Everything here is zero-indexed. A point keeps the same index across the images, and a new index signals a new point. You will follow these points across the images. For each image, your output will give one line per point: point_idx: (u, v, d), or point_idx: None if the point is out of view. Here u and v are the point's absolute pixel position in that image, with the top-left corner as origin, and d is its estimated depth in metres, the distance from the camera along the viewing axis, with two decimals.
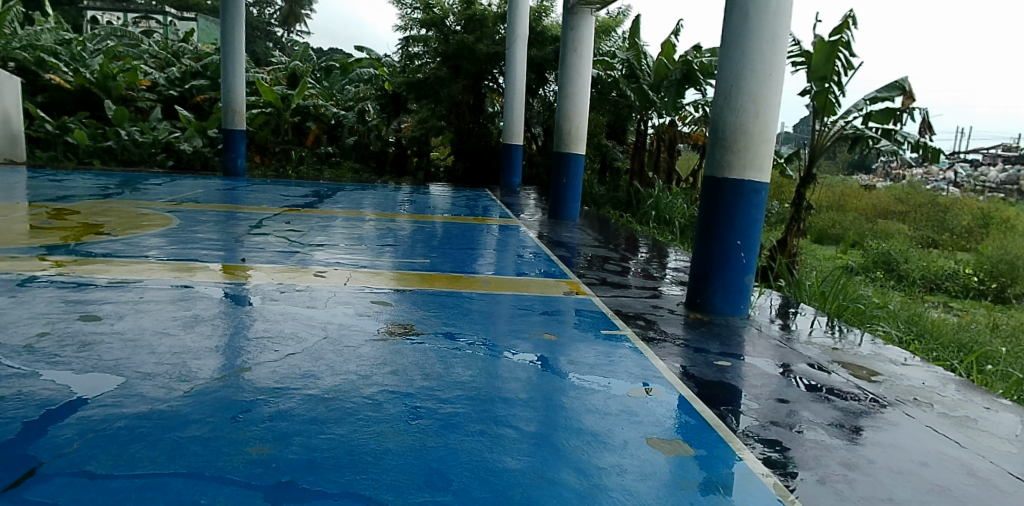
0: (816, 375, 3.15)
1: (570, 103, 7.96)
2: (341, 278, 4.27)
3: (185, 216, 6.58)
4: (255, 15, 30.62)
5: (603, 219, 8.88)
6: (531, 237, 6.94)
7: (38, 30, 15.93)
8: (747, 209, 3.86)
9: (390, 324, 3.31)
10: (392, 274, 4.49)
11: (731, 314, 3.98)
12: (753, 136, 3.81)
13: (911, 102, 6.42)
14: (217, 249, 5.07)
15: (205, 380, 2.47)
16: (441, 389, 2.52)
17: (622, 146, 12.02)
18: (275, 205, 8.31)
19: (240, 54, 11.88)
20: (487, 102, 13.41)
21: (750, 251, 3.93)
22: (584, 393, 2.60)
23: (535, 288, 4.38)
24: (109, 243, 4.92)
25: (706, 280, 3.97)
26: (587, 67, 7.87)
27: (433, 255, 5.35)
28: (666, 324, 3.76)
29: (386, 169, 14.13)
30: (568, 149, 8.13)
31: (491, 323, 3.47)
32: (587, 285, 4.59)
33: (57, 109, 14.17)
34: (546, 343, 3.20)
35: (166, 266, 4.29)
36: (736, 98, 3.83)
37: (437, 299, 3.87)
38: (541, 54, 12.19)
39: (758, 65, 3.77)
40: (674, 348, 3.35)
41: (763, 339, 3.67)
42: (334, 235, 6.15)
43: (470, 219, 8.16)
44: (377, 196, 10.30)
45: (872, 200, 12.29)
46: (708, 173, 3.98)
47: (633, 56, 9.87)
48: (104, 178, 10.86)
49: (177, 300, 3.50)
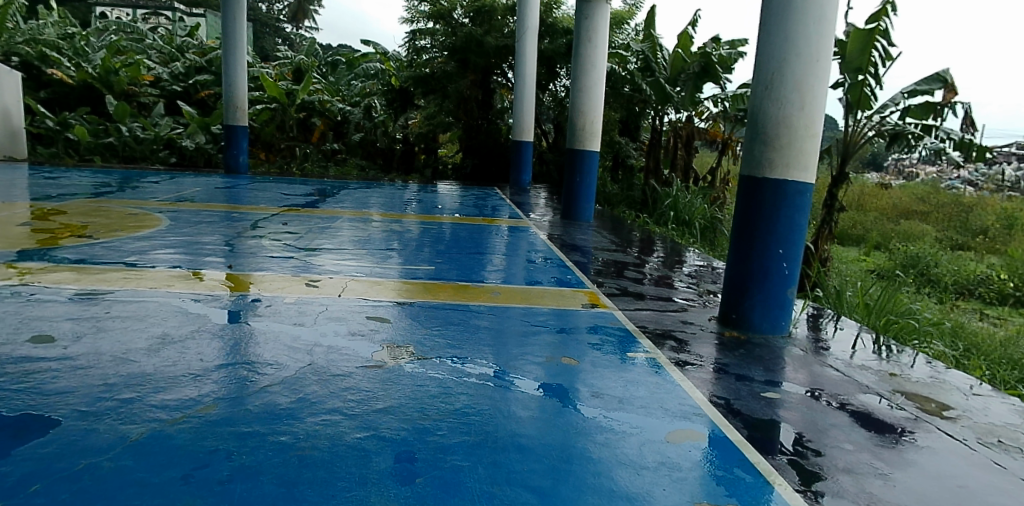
0: (880, 411, 2.72)
1: (584, 97, 7.50)
2: (336, 288, 3.86)
3: (177, 217, 6.19)
4: (264, 12, 30.37)
5: (618, 220, 8.45)
6: (543, 240, 6.51)
7: (40, 24, 15.61)
8: (790, 213, 3.43)
9: (386, 346, 2.89)
10: (393, 283, 4.08)
11: (771, 333, 3.54)
12: (797, 131, 3.37)
13: (953, 96, 5.93)
14: (205, 254, 4.67)
15: (158, 423, 2.08)
16: (443, 433, 2.12)
17: (635, 143, 11.60)
18: (275, 204, 7.91)
19: (242, 48, 11.52)
20: (496, 97, 13.01)
21: (793, 261, 3.50)
22: (614, 438, 2.20)
23: (550, 301, 3.95)
24: (87, 248, 4.54)
25: (743, 293, 3.54)
26: (602, 58, 7.42)
27: (438, 261, 4.92)
28: (698, 345, 3.34)
29: (393, 166, 13.60)
30: (582, 145, 7.66)
31: (501, 344, 3.05)
32: (608, 296, 4.15)
33: (60, 104, 13.86)
34: (565, 370, 2.78)
35: (144, 275, 3.90)
36: (778, 88, 3.38)
37: (441, 314, 3.45)
38: (552, 47, 11.75)
39: (804, 50, 3.32)
40: (712, 375, 2.92)
41: (810, 363, 3.25)
42: (335, 238, 5.75)
43: (479, 220, 7.76)
44: (383, 194, 9.90)
45: (893, 200, 11.78)
46: (745, 171, 3.54)
47: (649, 48, 9.40)
48: (101, 175, 10.51)
49: (147, 316, 3.10)
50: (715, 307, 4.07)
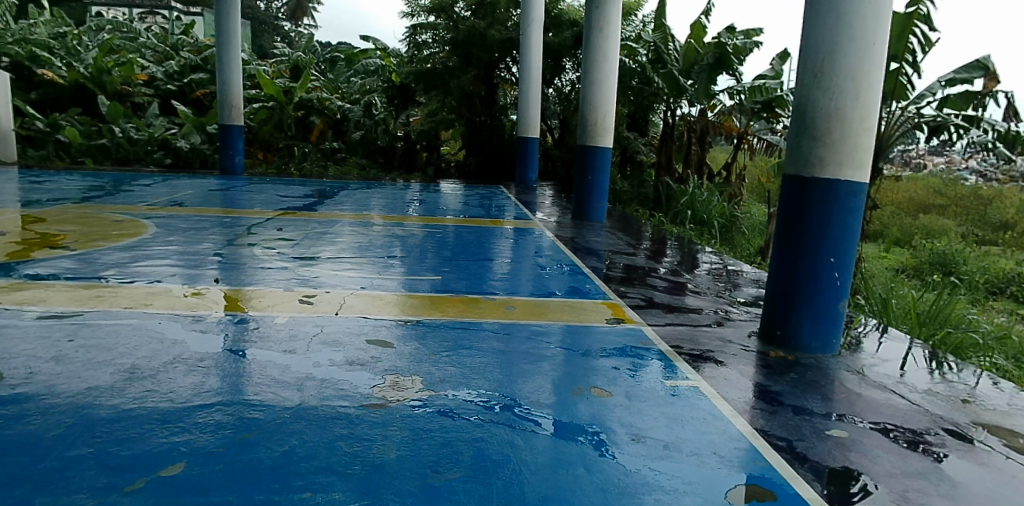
0: (965, 450, 2.33)
1: (596, 90, 7.09)
2: (333, 305, 3.47)
3: (164, 224, 5.81)
4: (262, 10, 29.96)
5: (631, 219, 8.05)
6: (553, 243, 6.13)
7: (31, 24, 15.22)
8: (842, 217, 3.07)
9: (391, 378, 2.50)
10: (397, 298, 3.69)
11: (821, 352, 3.19)
12: (851, 124, 2.98)
13: (995, 85, 5.53)
14: (192, 265, 4.30)
15: (108, 491, 1.69)
16: (459, 499, 1.73)
17: (644, 138, 11.20)
18: (271, 208, 7.52)
19: (237, 45, 11.11)
20: (499, 92, 12.58)
21: (845, 270, 3.13)
22: (666, 499, 1.81)
23: (571, 316, 3.55)
24: (62, 262, 4.15)
25: (790, 308, 3.18)
26: (614, 48, 7.00)
27: (444, 270, 4.54)
28: (742, 368, 2.96)
29: (394, 164, 13.29)
30: (594, 141, 7.25)
31: (522, 373, 2.66)
32: (633, 309, 3.76)
33: (51, 106, 13.49)
34: (597, 404, 2.40)
35: (121, 291, 3.53)
36: (829, 75, 2.99)
37: (451, 335, 3.06)
38: (558, 40, 11.35)
39: (859, 32, 2.93)
40: (765, 406, 2.54)
41: (872, 390, 2.85)
42: (333, 244, 5.37)
43: (486, 221, 7.38)
44: (384, 195, 9.52)
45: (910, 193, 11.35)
46: (790, 170, 3.17)
47: (660, 39, 9.02)
48: (92, 178, 10.13)
49: (115, 344, 2.73)
50: (753, 322, 3.68)
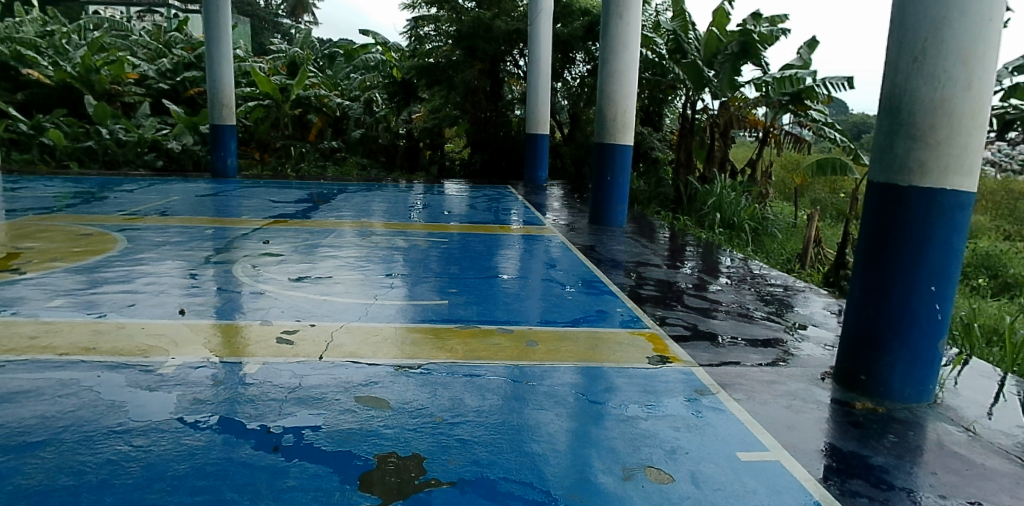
0: None
1: (615, 83, 6.47)
2: (318, 345, 2.88)
3: (139, 237, 5.23)
4: (262, 7, 29.32)
5: (651, 222, 7.42)
6: (569, 253, 5.53)
7: (19, 24, 14.69)
8: (946, 237, 2.48)
9: (384, 460, 1.92)
10: (396, 333, 3.09)
11: (915, 400, 2.62)
12: (959, 121, 2.41)
13: None
14: (157, 289, 3.72)
15: None
16: None
17: (658, 133, 10.59)
18: (261, 216, 6.93)
19: (228, 41, 10.50)
20: (505, 87, 11.98)
21: (947, 302, 2.54)
22: None
23: (605, 354, 2.95)
24: (7, 289, 3.59)
25: (878, 349, 2.61)
26: (635, 35, 6.37)
27: (450, 291, 3.94)
28: (826, 429, 2.37)
29: (397, 164, 12.73)
30: (613, 139, 6.64)
31: (554, 445, 2.07)
32: (678, 342, 3.16)
33: (38, 107, 12.93)
34: (657, 499, 1.81)
35: (60, 329, 2.94)
36: (933, 59, 2.41)
37: (463, 386, 2.47)
38: (567, 30, 10.71)
39: (972, 5, 2.35)
40: (870, 495, 1.94)
41: (994, 457, 2.25)
42: (326, 260, 4.77)
43: (495, 227, 6.78)
44: (385, 198, 8.93)
45: None
46: (879, 176, 2.59)
47: (679, 27, 8.42)
48: (72, 183, 9.55)
49: (33, 412, 2.15)
50: (823, 361, 3.06)
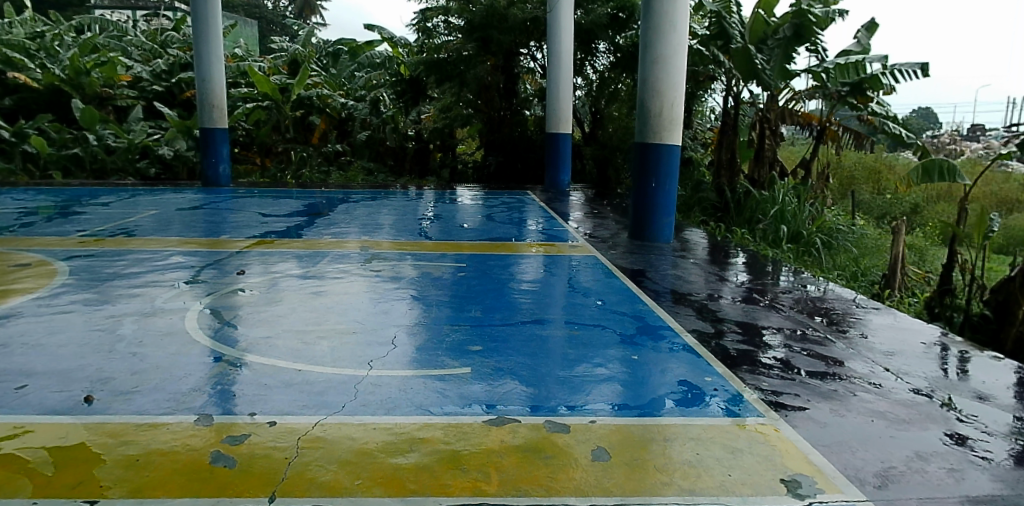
0: None
1: (658, 70, 5.44)
2: (271, 467, 1.86)
3: (88, 269, 4.25)
4: (269, 8, 28.63)
5: (699, 234, 6.36)
6: (613, 281, 4.50)
7: (10, 26, 13.85)
8: None
9: None
10: (390, 437, 2.06)
11: None
12: None
13: None
14: (75, 354, 2.73)
15: None
16: None
17: (690, 131, 9.53)
18: (246, 234, 5.95)
19: (218, 35, 9.50)
20: (521, 84, 10.91)
21: None
22: None
23: (714, 474, 1.91)
24: None
25: None
26: (683, 15, 5.34)
27: (473, 350, 2.91)
28: None
29: (405, 167, 11.82)
30: (659, 138, 5.59)
31: None
32: (816, 447, 2.12)
33: (24, 113, 12.06)
34: None
35: None
36: None
37: None
38: (591, 18, 9.69)
39: None
40: None
41: None
42: (311, 297, 3.77)
43: (519, 245, 5.76)
44: (392, 208, 7.95)
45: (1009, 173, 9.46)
46: None
47: (722, 8, 7.24)
48: (47, 195, 8.61)
49: None
50: None
